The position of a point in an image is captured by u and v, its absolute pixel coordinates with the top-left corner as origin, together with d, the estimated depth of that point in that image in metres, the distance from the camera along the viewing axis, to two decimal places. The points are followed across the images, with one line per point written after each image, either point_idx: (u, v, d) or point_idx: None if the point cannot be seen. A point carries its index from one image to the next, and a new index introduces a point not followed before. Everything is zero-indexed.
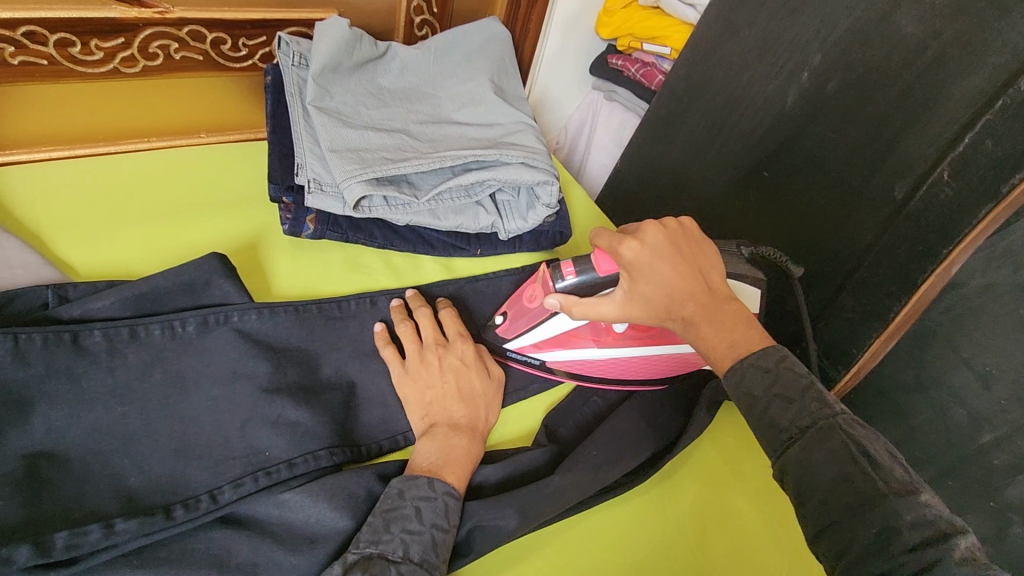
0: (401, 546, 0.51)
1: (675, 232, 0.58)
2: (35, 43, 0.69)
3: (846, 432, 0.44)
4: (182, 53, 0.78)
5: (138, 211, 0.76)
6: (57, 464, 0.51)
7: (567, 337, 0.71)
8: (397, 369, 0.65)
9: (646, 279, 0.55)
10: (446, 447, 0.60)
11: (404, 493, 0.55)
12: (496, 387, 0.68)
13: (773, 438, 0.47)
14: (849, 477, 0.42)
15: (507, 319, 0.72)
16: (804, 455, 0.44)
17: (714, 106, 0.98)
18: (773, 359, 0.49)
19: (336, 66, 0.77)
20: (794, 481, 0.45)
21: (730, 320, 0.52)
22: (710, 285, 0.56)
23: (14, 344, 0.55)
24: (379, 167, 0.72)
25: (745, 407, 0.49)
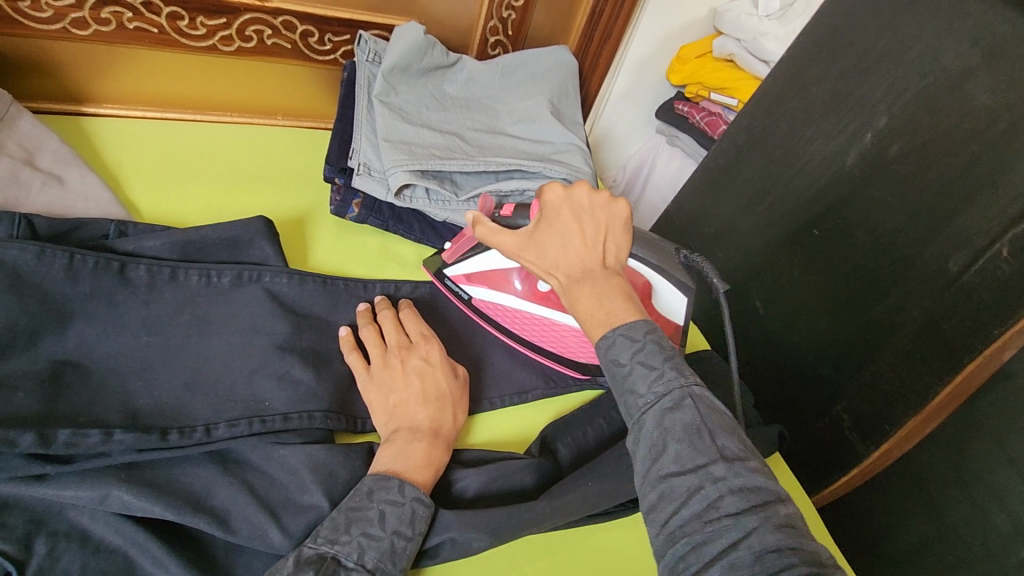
0: (357, 550, 0.49)
1: (595, 203, 0.59)
2: (150, 12, 0.77)
3: (699, 405, 0.48)
4: (274, 40, 0.85)
5: (205, 171, 0.83)
6: (79, 374, 0.55)
7: (497, 278, 0.74)
8: (361, 375, 0.63)
9: (548, 227, 0.59)
10: (405, 452, 0.57)
11: (372, 494, 0.53)
12: (462, 386, 0.66)
13: (632, 404, 0.49)
14: (692, 445, 0.46)
15: (452, 242, 0.75)
16: (660, 418, 0.48)
17: (772, 159, 0.97)
18: (641, 331, 0.52)
19: (405, 67, 0.83)
20: (645, 444, 0.48)
21: (612, 293, 0.55)
22: (613, 262, 0.58)
23: (69, 261, 0.59)
24: (426, 161, 0.76)
25: (613, 374, 0.51)
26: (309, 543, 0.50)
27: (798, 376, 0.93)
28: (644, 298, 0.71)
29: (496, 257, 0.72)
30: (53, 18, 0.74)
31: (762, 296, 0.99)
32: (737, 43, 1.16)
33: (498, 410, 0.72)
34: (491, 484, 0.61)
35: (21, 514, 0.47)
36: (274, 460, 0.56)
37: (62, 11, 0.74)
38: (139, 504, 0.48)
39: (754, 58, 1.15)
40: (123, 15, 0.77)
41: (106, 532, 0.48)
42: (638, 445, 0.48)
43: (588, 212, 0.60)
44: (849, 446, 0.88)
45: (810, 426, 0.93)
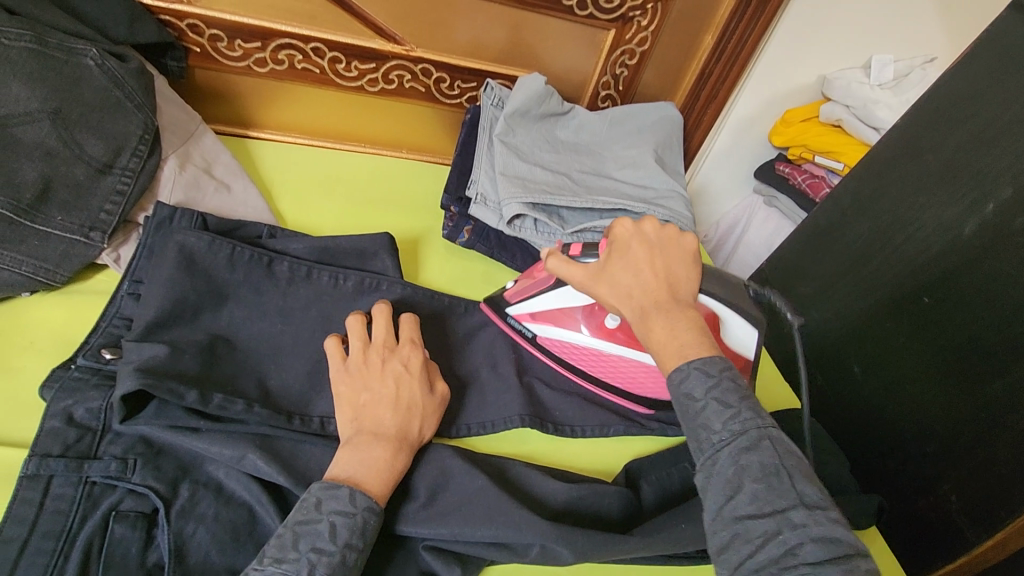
0: (306, 566, 0.46)
1: (665, 236, 0.60)
2: (316, 56, 0.91)
3: (777, 447, 0.47)
4: (411, 83, 0.97)
5: (341, 191, 0.94)
6: (228, 348, 0.63)
7: (561, 315, 0.74)
8: (338, 364, 0.62)
9: (623, 256, 0.60)
10: (365, 462, 0.54)
11: (320, 504, 0.50)
12: (437, 403, 0.63)
13: (703, 440, 0.49)
14: (769, 487, 0.45)
15: (517, 283, 0.75)
16: (736, 457, 0.47)
17: (881, 222, 0.96)
18: (718, 366, 0.51)
19: (525, 112, 0.91)
20: (717, 481, 0.47)
21: (684, 325, 0.55)
22: (684, 292, 0.58)
23: (232, 253, 0.69)
24: (538, 195, 0.82)
25: (684, 408, 0.51)
26: (255, 567, 0.47)
27: (898, 451, 0.88)
28: (714, 330, 0.68)
29: (568, 297, 0.73)
30: (241, 57, 0.89)
31: (859, 361, 0.95)
32: (847, 109, 1.17)
33: (586, 438, 0.72)
34: (582, 499, 0.61)
35: (172, 459, 0.54)
36: None
37: (249, 52, 0.89)
38: (267, 470, 0.53)
39: (863, 124, 1.16)
40: (295, 57, 0.90)
41: (237, 486, 0.54)
42: (711, 482, 0.47)
43: (662, 247, 0.60)
44: (955, 530, 0.80)
45: (907, 504, 0.86)
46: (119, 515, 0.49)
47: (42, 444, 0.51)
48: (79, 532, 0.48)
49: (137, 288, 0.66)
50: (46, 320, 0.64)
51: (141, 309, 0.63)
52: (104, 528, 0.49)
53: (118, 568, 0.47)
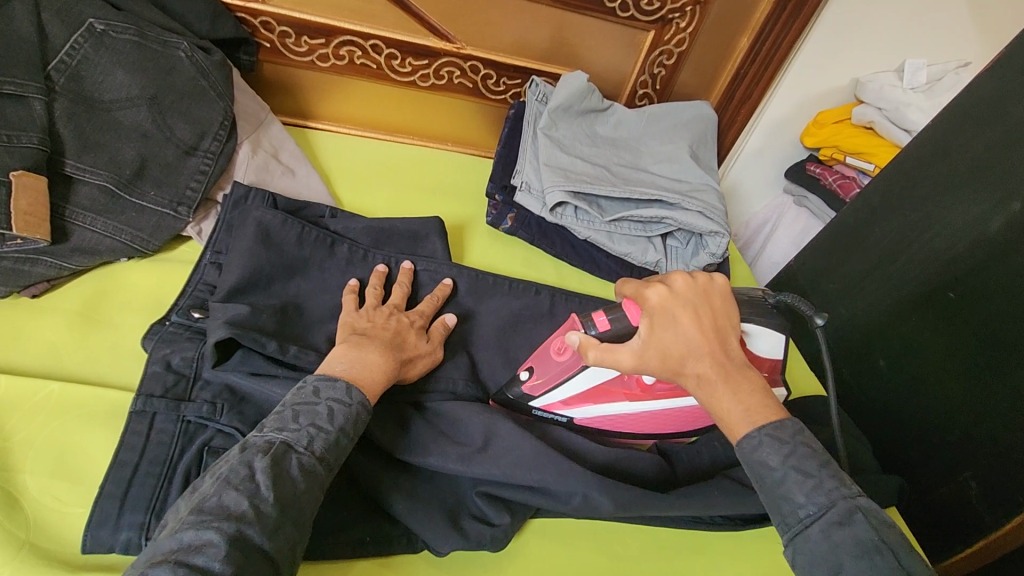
0: (306, 438, 0.51)
1: (702, 286, 0.59)
2: (374, 52, 0.97)
3: (870, 519, 0.49)
4: (460, 79, 1.03)
5: (392, 179, 1.01)
6: (297, 313, 0.70)
7: (596, 392, 0.67)
8: (350, 308, 0.69)
9: (667, 326, 0.57)
10: (360, 360, 0.59)
11: (319, 391, 0.54)
12: (431, 353, 0.68)
13: (789, 513, 0.51)
14: (871, 564, 0.48)
15: (533, 373, 0.67)
16: (826, 531, 0.49)
17: (908, 221, 0.99)
18: (789, 432, 0.53)
19: (567, 107, 0.96)
20: (815, 560, 0.49)
21: (748, 388, 0.55)
22: (730, 344, 0.58)
23: (302, 230, 0.76)
24: (579, 185, 0.87)
25: (760, 476, 0.52)
26: (258, 432, 0.52)
27: (921, 441, 0.91)
28: (743, 350, 0.68)
29: (597, 375, 0.64)
30: (306, 53, 0.97)
31: (885, 355, 0.98)
32: (878, 112, 1.19)
33: None
34: (618, 460, 0.66)
35: (254, 407, 0.60)
36: (432, 410, 0.67)
37: (313, 48, 0.96)
38: None
39: (895, 126, 1.18)
40: (355, 53, 0.97)
41: None
42: (811, 560, 0.49)
43: (698, 299, 0.58)
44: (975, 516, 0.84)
45: (930, 493, 0.89)
46: (210, 449, 0.56)
47: (146, 386, 0.58)
48: (179, 462, 0.54)
49: (218, 258, 0.73)
50: (139, 282, 0.71)
51: (226, 274, 0.70)
52: (199, 459, 0.55)
53: None
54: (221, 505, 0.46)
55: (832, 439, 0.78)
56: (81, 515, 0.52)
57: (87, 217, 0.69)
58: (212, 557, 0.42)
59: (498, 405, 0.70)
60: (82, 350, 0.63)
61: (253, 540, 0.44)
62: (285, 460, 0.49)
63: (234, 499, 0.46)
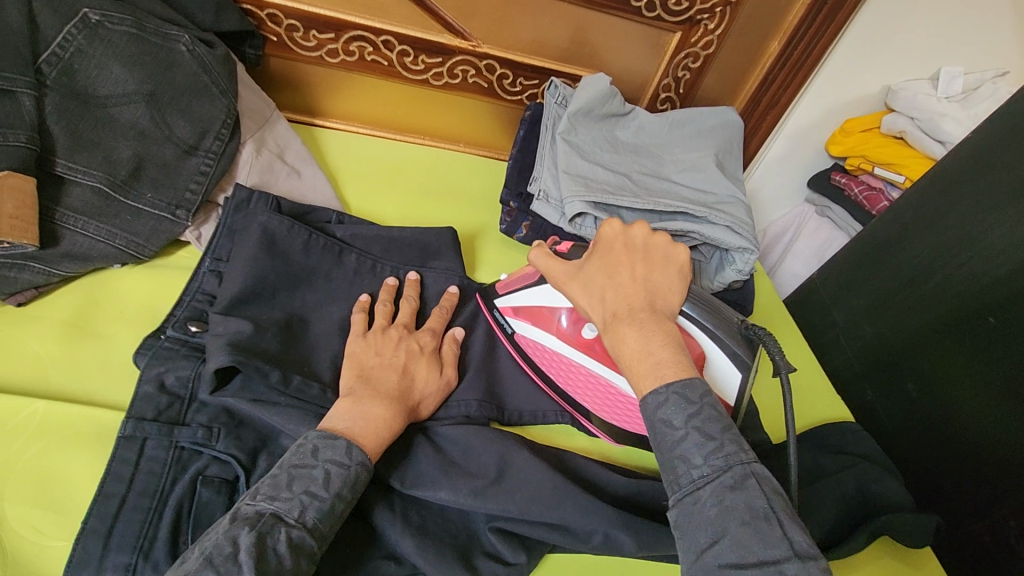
0: (298, 508, 0.47)
1: (653, 243, 0.56)
2: (386, 49, 0.93)
3: (763, 487, 0.44)
4: (475, 78, 0.98)
5: (403, 181, 0.96)
6: (300, 328, 0.66)
7: (540, 315, 0.69)
8: (357, 332, 0.65)
9: (602, 260, 0.56)
10: (363, 415, 0.55)
11: (318, 452, 0.51)
12: (444, 387, 0.65)
13: (681, 475, 0.46)
14: (759, 534, 0.42)
15: (510, 275, 0.72)
16: (719, 496, 0.44)
17: (945, 239, 0.94)
18: (699, 392, 0.47)
19: (588, 111, 0.91)
20: (700, 525, 0.43)
21: (657, 336, 0.50)
22: (663, 304, 0.53)
23: (308, 238, 0.72)
24: (600, 195, 0.82)
25: (659, 435, 0.47)
26: (248, 500, 0.48)
27: (954, 472, 0.86)
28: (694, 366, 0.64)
29: (546, 295, 0.67)
30: (315, 48, 0.92)
31: (915, 379, 0.94)
32: (910, 121, 1.14)
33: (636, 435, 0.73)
34: (642, 492, 0.62)
35: (253, 432, 0.57)
36: (441, 435, 0.63)
37: (322, 43, 0.92)
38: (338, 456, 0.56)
39: (928, 137, 1.13)
40: (365, 49, 0.93)
41: None
42: (690, 522, 0.44)
43: (644, 250, 0.56)
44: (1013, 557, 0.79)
45: (964, 527, 0.84)
46: (205, 479, 0.52)
47: (137, 408, 0.54)
48: (170, 493, 0.51)
49: (218, 266, 0.69)
50: (133, 291, 0.67)
51: (225, 284, 0.66)
52: (192, 490, 0.51)
53: (207, 528, 0.50)
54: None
55: (864, 471, 0.74)
56: (63, 550, 0.48)
57: (78, 221, 0.64)
58: None
59: (484, 303, 0.74)
60: (70, 364, 0.59)
61: None
62: (275, 533, 0.46)
63: None
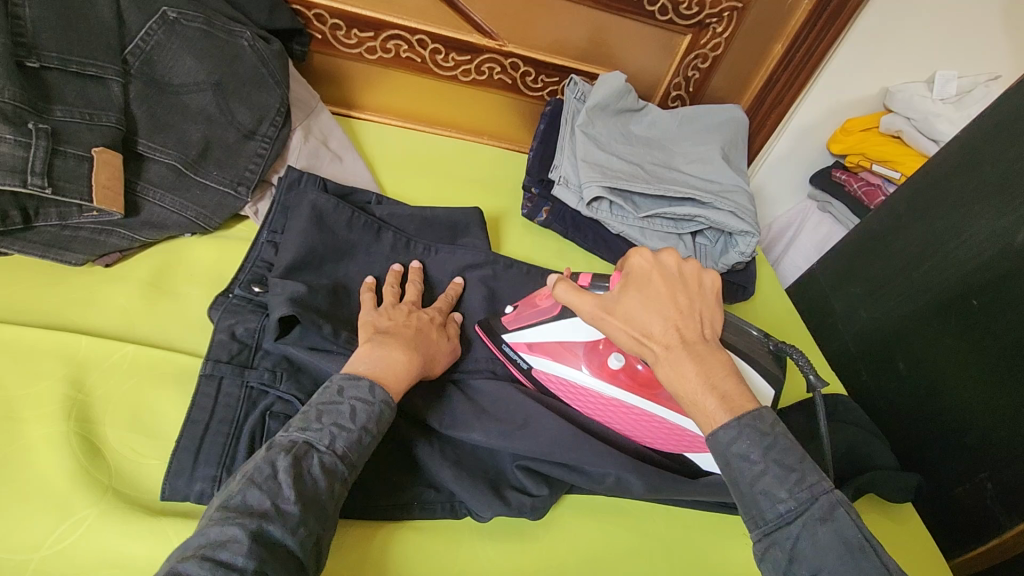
0: (328, 438, 0.54)
1: (687, 274, 0.60)
2: (420, 47, 1.01)
3: (850, 516, 0.49)
4: (500, 76, 1.06)
5: (432, 169, 1.05)
6: (347, 293, 0.74)
7: (560, 350, 0.71)
8: (368, 306, 0.70)
9: (640, 293, 0.59)
10: (383, 358, 0.61)
11: (343, 390, 0.57)
12: (450, 350, 0.71)
13: (767, 511, 0.51)
14: (851, 561, 0.47)
15: (516, 309, 0.74)
16: (810, 530, 0.49)
17: (935, 228, 1.01)
18: (769, 423, 0.52)
19: (605, 106, 0.99)
20: (797, 560, 0.49)
21: (715, 368, 0.55)
22: (709, 332, 0.58)
23: (351, 215, 0.79)
24: (615, 181, 0.90)
25: (736, 471, 0.52)
26: (283, 432, 0.54)
27: (938, 442, 0.93)
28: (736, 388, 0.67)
29: (568, 329, 0.70)
30: (355, 45, 1.01)
31: (905, 358, 1.01)
32: (906, 121, 1.21)
33: None
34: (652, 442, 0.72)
35: (310, 378, 0.65)
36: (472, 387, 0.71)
37: (362, 41, 1.00)
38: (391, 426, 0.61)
39: (922, 136, 1.21)
40: (401, 47, 1.01)
41: None
42: (783, 554, 0.49)
43: (678, 280, 0.60)
44: (990, 518, 0.86)
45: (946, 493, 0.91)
46: (273, 414, 0.60)
47: (214, 352, 0.63)
48: (244, 423, 0.59)
49: (275, 237, 0.77)
50: (201, 257, 0.76)
51: (282, 252, 0.74)
52: (262, 423, 0.60)
53: None
54: (246, 502, 0.48)
55: (853, 434, 0.81)
56: (158, 466, 0.56)
57: (156, 193, 0.73)
58: (237, 553, 0.44)
59: (492, 341, 0.74)
60: (151, 316, 0.67)
61: (274, 538, 0.47)
62: (309, 458, 0.52)
63: (259, 497, 0.48)
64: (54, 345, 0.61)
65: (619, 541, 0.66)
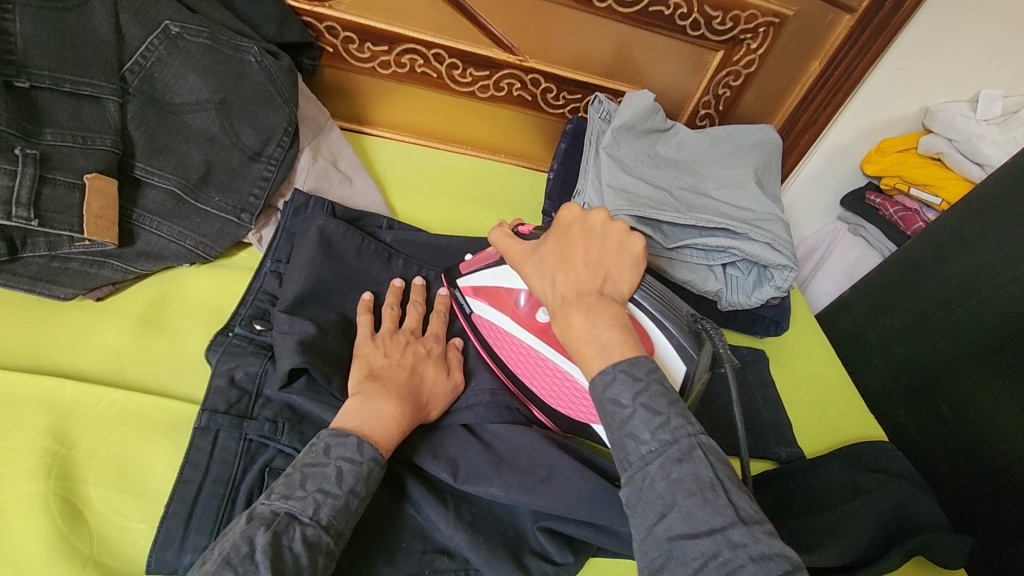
0: (312, 506, 0.49)
1: (609, 231, 0.59)
2: (436, 61, 0.96)
3: (709, 457, 0.46)
4: (520, 92, 1.01)
5: (447, 189, 1.00)
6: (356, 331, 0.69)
7: (497, 295, 0.69)
8: (364, 334, 0.65)
9: (556, 246, 0.59)
10: (372, 414, 0.56)
11: (329, 449, 0.52)
12: (450, 388, 0.66)
13: (630, 452, 0.48)
14: (704, 502, 0.44)
15: (474, 256, 0.73)
16: (667, 470, 0.46)
17: (984, 259, 0.94)
18: (644, 369, 0.50)
19: (631, 126, 0.93)
20: (649, 501, 0.45)
21: (604, 319, 0.53)
22: (612, 288, 0.57)
23: (360, 241, 0.75)
24: (643, 209, 0.84)
25: (610, 414, 0.50)
26: (263, 500, 0.50)
27: (988, 492, 0.86)
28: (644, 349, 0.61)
29: (505, 275, 0.68)
30: (368, 59, 0.96)
31: (949, 398, 0.94)
32: (948, 143, 1.15)
33: None
34: None
35: (314, 428, 0.60)
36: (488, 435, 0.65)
37: (376, 55, 0.95)
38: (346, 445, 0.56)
39: (965, 158, 1.14)
40: (416, 61, 0.96)
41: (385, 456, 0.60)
42: (640, 499, 0.46)
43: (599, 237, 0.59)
44: None
45: (996, 549, 0.84)
46: (272, 470, 0.56)
47: (210, 401, 0.57)
48: (242, 482, 0.54)
49: (279, 267, 0.72)
50: (200, 290, 0.71)
51: (286, 285, 0.69)
52: (260, 481, 0.55)
53: None
54: None
55: (899, 489, 0.75)
56: (144, 532, 0.51)
57: (153, 221, 0.68)
58: None
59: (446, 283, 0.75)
60: (144, 357, 0.62)
61: None
62: (289, 532, 0.47)
63: None
64: (37, 392, 0.56)
65: None
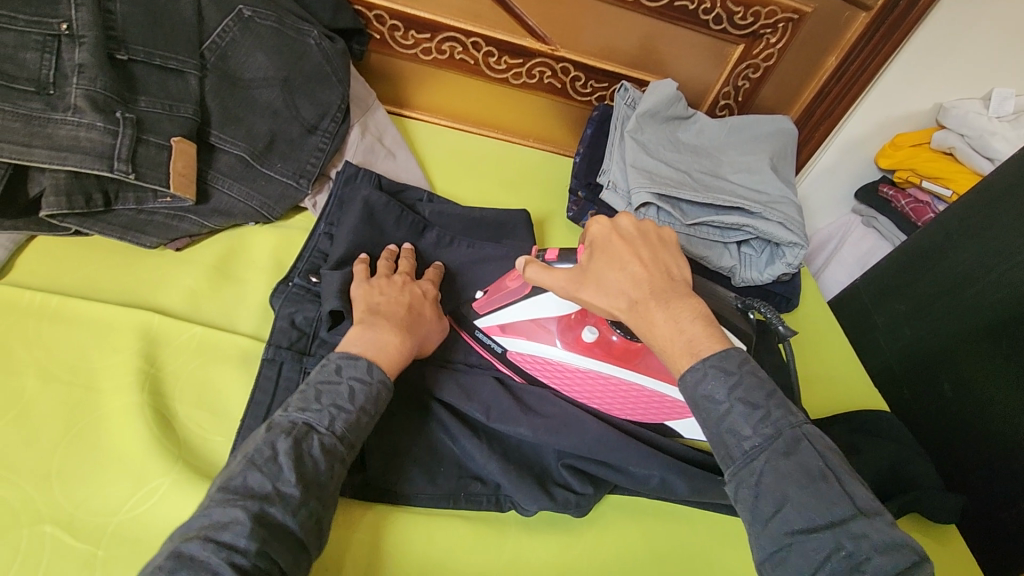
0: (327, 418, 0.55)
1: (645, 229, 0.62)
2: (474, 49, 1.03)
3: (815, 447, 0.51)
4: (550, 79, 1.08)
5: (481, 169, 1.07)
6: None
7: (533, 328, 0.74)
8: (361, 278, 0.70)
9: (605, 256, 0.61)
10: (377, 342, 0.62)
11: (341, 370, 0.59)
12: (441, 329, 0.71)
13: (733, 446, 0.52)
14: (817, 494, 0.48)
15: (484, 294, 0.76)
16: (775, 462, 0.50)
17: (988, 248, 0.99)
18: (736, 362, 0.54)
19: (654, 113, 1.00)
20: (759, 493, 0.50)
21: (685, 312, 0.57)
22: (675, 275, 0.60)
23: (399, 212, 0.80)
24: (664, 187, 0.91)
25: (706, 411, 0.54)
26: (282, 412, 0.56)
27: (985, 465, 0.92)
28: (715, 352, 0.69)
29: (541, 305, 0.73)
30: (412, 45, 1.03)
31: (952, 378, 0.99)
32: (960, 138, 1.18)
33: None
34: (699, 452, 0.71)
35: None
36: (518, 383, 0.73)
37: (419, 42, 1.03)
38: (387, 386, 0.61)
39: (976, 153, 1.17)
40: (455, 49, 1.04)
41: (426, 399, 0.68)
42: (753, 492, 0.50)
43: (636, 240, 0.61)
44: None
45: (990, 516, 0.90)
46: None
47: (276, 338, 0.66)
48: None
49: (331, 229, 0.79)
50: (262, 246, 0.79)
51: (337, 244, 0.77)
52: None
53: None
54: (248, 484, 0.50)
55: (895, 452, 0.80)
56: (222, 443, 0.60)
57: (225, 182, 0.77)
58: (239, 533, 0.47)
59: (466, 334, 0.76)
60: (217, 300, 0.71)
61: (275, 520, 0.49)
62: (308, 439, 0.54)
63: (259, 478, 0.50)
64: (130, 322, 0.65)
65: (659, 540, 0.67)
